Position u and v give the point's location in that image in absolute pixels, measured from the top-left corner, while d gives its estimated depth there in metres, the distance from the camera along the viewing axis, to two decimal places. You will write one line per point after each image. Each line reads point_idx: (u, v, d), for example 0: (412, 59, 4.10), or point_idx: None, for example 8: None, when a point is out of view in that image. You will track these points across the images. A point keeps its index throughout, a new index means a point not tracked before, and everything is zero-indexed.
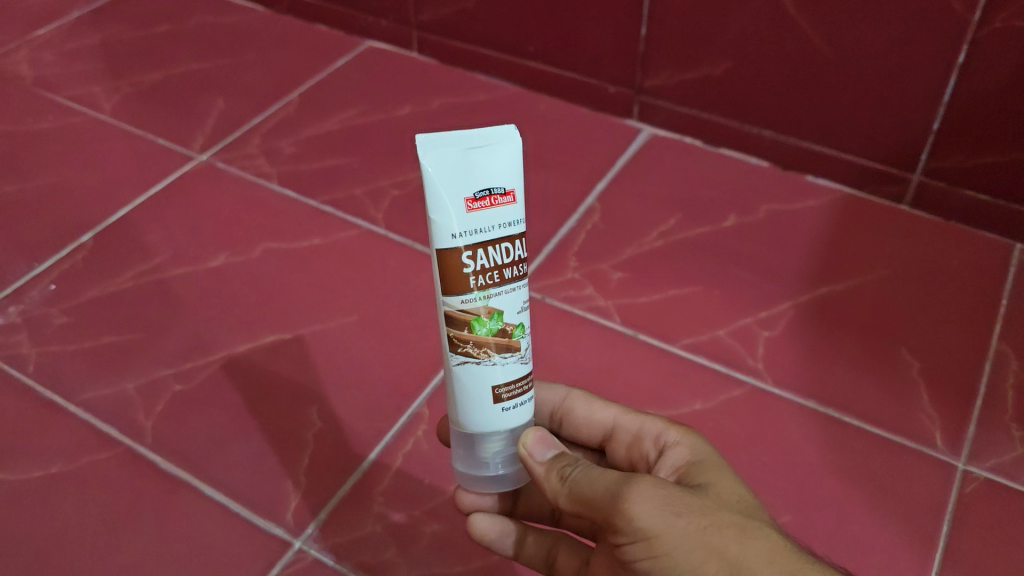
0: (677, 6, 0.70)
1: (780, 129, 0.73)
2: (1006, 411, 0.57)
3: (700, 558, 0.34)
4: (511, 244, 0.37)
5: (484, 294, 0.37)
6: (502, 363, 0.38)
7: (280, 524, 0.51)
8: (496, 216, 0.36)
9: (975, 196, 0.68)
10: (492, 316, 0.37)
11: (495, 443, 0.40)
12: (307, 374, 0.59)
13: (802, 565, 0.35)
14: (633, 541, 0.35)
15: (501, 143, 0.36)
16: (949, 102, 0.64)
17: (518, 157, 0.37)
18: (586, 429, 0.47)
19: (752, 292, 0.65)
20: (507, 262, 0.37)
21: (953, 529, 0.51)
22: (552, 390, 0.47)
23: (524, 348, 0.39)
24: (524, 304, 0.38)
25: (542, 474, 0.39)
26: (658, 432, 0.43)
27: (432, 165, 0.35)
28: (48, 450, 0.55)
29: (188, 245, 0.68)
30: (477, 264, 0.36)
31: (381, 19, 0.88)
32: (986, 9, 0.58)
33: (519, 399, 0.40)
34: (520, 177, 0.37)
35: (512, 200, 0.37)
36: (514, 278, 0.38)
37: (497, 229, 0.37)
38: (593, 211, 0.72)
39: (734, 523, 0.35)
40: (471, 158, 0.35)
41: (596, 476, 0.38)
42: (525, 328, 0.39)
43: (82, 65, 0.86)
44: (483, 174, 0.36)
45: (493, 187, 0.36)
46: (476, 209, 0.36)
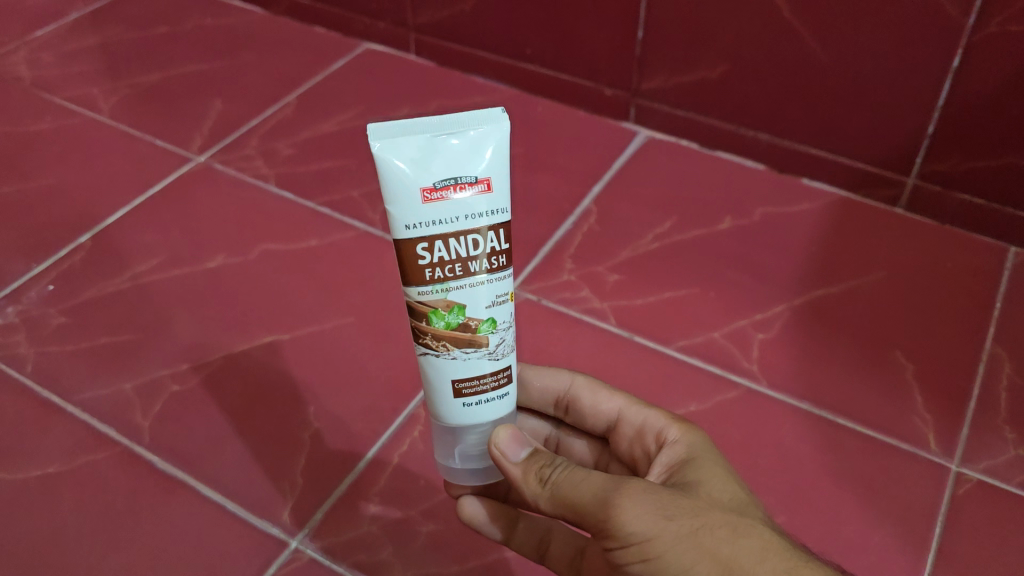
0: (674, 9, 0.70)
1: (776, 132, 0.73)
2: (998, 413, 0.58)
3: (692, 561, 0.33)
4: (480, 236, 0.35)
5: (442, 288, 0.35)
6: (464, 358, 0.37)
7: (278, 523, 0.51)
8: (462, 206, 0.34)
9: (968, 199, 0.69)
10: (451, 310, 0.36)
11: (459, 438, 0.39)
12: (305, 374, 0.59)
13: (799, 562, 0.33)
14: (624, 545, 0.34)
15: (473, 129, 0.34)
16: (944, 106, 0.64)
17: (496, 145, 0.35)
18: (591, 417, 0.47)
19: (747, 294, 0.65)
20: (474, 255, 0.35)
21: (946, 530, 0.52)
22: (558, 378, 0.48)
23: (492, 345, 0.37)
24: (497, 300, 0.36)
25: (519, 477, 0.38)
26: (659, 428, 0.43)
27: (386, 154, 0.34)
28: (46, 449, 0.54)
29: (186, 246, 0.68)
30: (433, 256, 0.35)
31: (378, 21, 0.88)
32: (981, 14, 0.59)
33: (484, 395, 0.38)
34: (498, 165, 0.35)
35: (486, 189, 0.35)
36: (480, 272, 0.36)
37: (462, 220, 0.35)
38: (589, 213, 0.72)
39: (726, 523, 0.34)
40: (433, 145, 0.34)
41: (577, 479, 0.36)
42: (495, 324, 0.37)
43: (79, 66, 0.86)
44: (445, 163, 0.34)
45: (460, 176, 0.34)
46: (435, 199, 0.34)
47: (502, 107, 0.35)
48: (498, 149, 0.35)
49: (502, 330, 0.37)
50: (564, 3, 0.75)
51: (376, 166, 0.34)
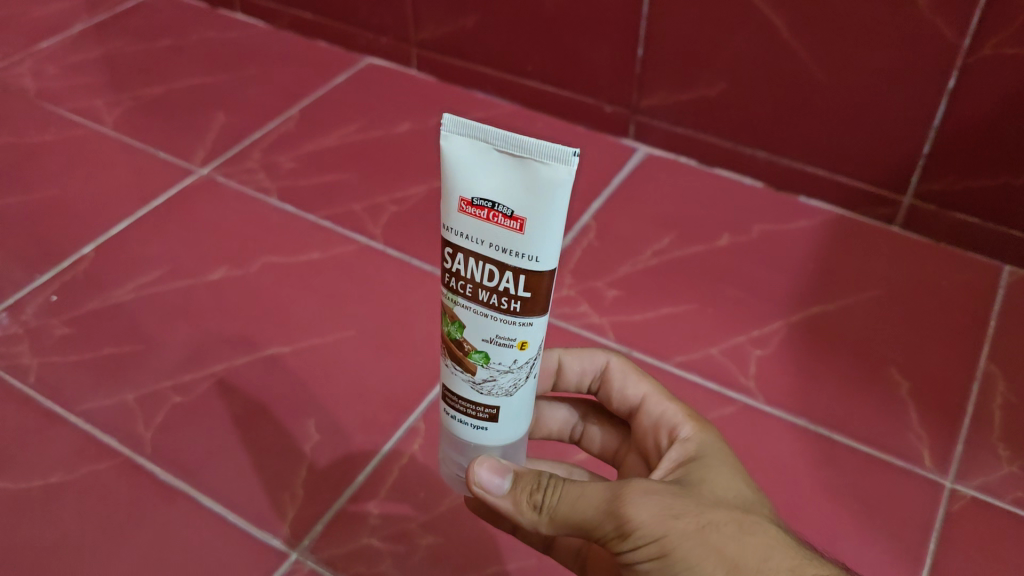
0: (674, 28, 0.71)
1: (775, 150, 0.74)
2: (993, 431, 0.58)
3: (701, 557, 0.34)
4: (499, 270, 0.34)
5: (452, 299, 0.36)
6: (453, 371, 0.38)
7: (278, 535, 0.52)
8: (490, 234, 0.33)
9: (964, 218, 0.69)
10: (454, 322, 0.36)
11: (450, 444, 0.41)
12: (308, 386, 0.60)
13: (803, 558, 0.35)
14: (635, 546, 0.35)
15: (529, 161, 0.31)
16: (939, 127, 0.65)
17: (547, 190, 0.31)
18: (618, 401, 0.48)
19: (745, 310, 0.66)
20: (487, 285, 0.34)
21: (941, 545, 0.52)
22: (592, 359, 0.49)
23: (478, 377, 0.37)
24: (493, 339, 0.36)
25: (511, 507, 0.38)
26: (675, 423, 0.44)
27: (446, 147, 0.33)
28: (48, 459, 0.55)
29: (189, 258, 0.69)
30: (453, 265, 0.35)
31: (381, 36, 0.89)
32: (975, 36, 0.60)
33: (465, 417, 0.39)
34: (539, 210, 0.32)
35: (517, 229, 0.32)
36: (490, 303, 0.35)
37: (487, 247, 0.33)
38: (588, 229, 0.73)
39: (731, 521, 0.35)
40: (484, 162, 0.32)
41: (573, 497, 0.37)
42: (486, 359, 0.36)
43: (84, 79, 0.87)
44: (491, 185, 0.32)
45: (499, 204, 0.32)
46: (468, 213, 0.33)
47: (580, 149, 0.31)
48: (550, 193, 0.32)
49: (494, 369, 0.37)
50: (565, 21, 0.76)
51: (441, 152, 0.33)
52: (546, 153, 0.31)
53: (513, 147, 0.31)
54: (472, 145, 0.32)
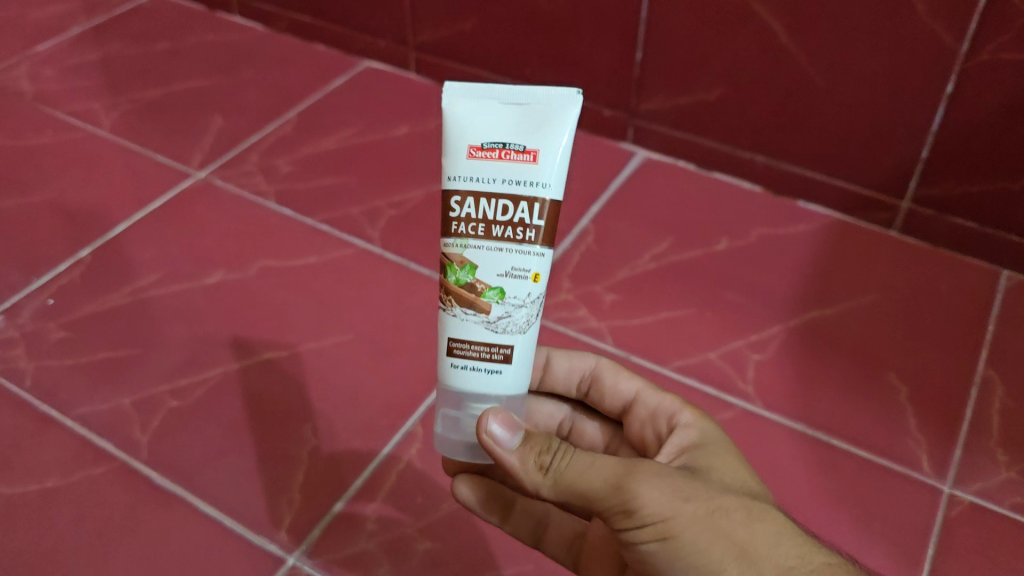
0: (672, 31, 0.71)
1: (773, 153, 0.74)
2: (991, 436, 0.58)
3: (710, 541, 0.35)
4: (513, 204, 0.37)
5: (461, 243, 0.38)
6: (463, 319, 0.39)
7: (275, 540, 0.51)
8: (503, 171, 0.37)
9: (961, 223, 0.69)
10: (463, 267, 0.38)
11: (450, 402, 0.40)
12: (306, 390, 0.60)
13: (810, 546, 0.35)
14: (641, 526, 0.35)
15: (536, 106, 0.38)
16: (938, 131, 0.65)
17: (558, 124, 0.38)
18: (609, 399, 0.49)
19: (743, 315, 0.66)
20: (501, 220, 0.38)
21: (939, 551, 0.52)
22: (581, 358, 0.49)
23: (493, 316, 0.39)
24: (509, 272, 0.38)
25: (517, 465, 0.38)
26: (673, 411, 0.45)
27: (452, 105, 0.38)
28: (44, 464, 0.55)
29: (187, 262, 0.69)
30: (462, 211, 0.38)
31: (380, 40, 0.89)
32: (973, 41, 0.60)
33: (473, 363, 0.39)
34: (550, 141, 0.37)
35: (531, 160, 0.37)
36: (505, 239, 0.38)
37: (500, 184, 0.37)
38: (587, 232, 0.73)
39: (740, 507, 0.36)
40: (497, 110, 0.38)
41: (582, 466, 0.37)
42: (501, 295, 0.38)
43: (82, 81, 0.87)
44: (503, 128, 0.37)
45: (510, 143, 0.37)
46: (478, 157, 0.37)
47: (580, 91, 0.38)
48: (560, 126, 0.38)
49: (510, 305, 0.38)
50: (564, 25, 0.76)
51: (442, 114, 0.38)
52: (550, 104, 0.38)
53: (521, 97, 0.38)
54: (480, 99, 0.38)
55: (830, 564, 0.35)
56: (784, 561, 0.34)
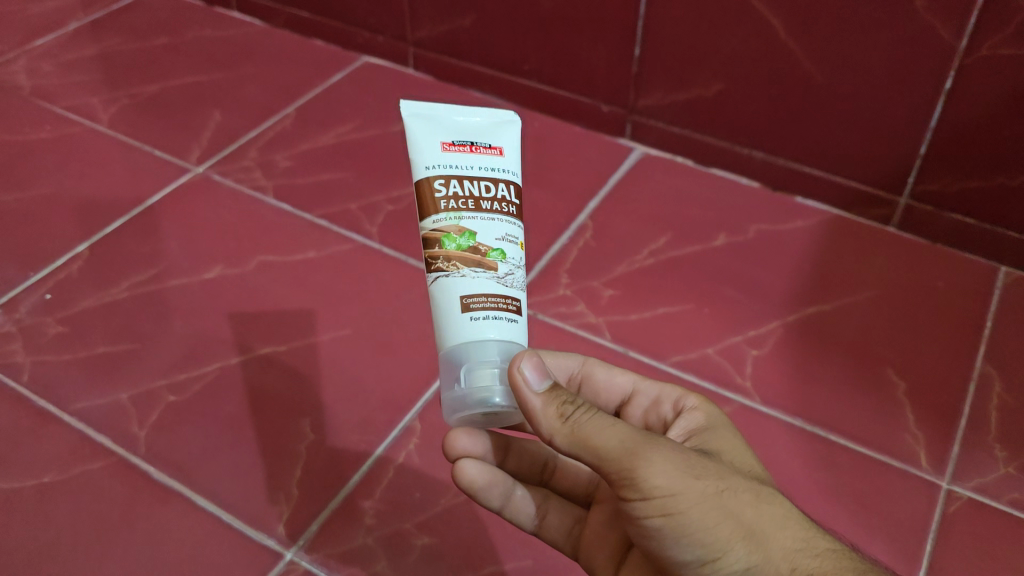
0: (670, 27, 0.71)
1: (771, 149, 0.74)
2: (989, 432, 0.58)
3: (717, 521, 0.35)
4: (492, 183, 0.43)
5: (455, 215, 0.41)
6: (473, 277, 0.40)
7: (273, 535, 0.52)
8: (476, 160, 0.43)
9: (959, 219, 0.69)
10: (463, 234, 0.41)
11: (469, 356, 0.39)
12: (304, 386, 0.60)
13: (815, 533, 0.36)
14: (646, 498, 0.35)
15: (489, 116, 0.45)
16: (936, 127, 0.65)
17: (507, 131, 0.45)
18: (603, 396, 0.49)
19: (741, 310, 0.66)
20: (486, 196, 0.42)
21: (937, 546, 0.52)
22: (569, 358, 0.49)
23: (501, 272, 0.41)
24: (505, 236, 0.42)
25: (539, 410, 0.38)
26: (676, 398, 0.46)
27: (415, 116, 0.44)
28: (41, 459, 0.54)
29: (184, 257, 0.69)
30: (448, 190, 0.42)
31: (378, 35, 0.89)
32: (972, 37, 0.60)
33: (491, 313, 0.40)
34: (507, 142, 0.45)
35: (498, 154, 0.44)
36: (492, 210, 0.42)
37: (478, 169, 0.43)
38: (585, 228, 0.73)
39: (749, 490, 0.36)
40: (455, 119, 0.44)
41: (600, 426, 0.37)
42: (503, 255, 0.41)
43: (80, 76, 0.87)
44: (467, 132, 0.44)
45: (477, 141, 0.44)
46: (452, 150, 0.43)
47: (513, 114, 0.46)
48: (508, 133, 0.45)
49: (510, 265, 0.42)
50: (563, 21, 0.76)
51: (406, 126, 0.44)
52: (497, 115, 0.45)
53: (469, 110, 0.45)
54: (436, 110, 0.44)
55: (833, 549, 0.36)
56: (787, 545, 0.35)
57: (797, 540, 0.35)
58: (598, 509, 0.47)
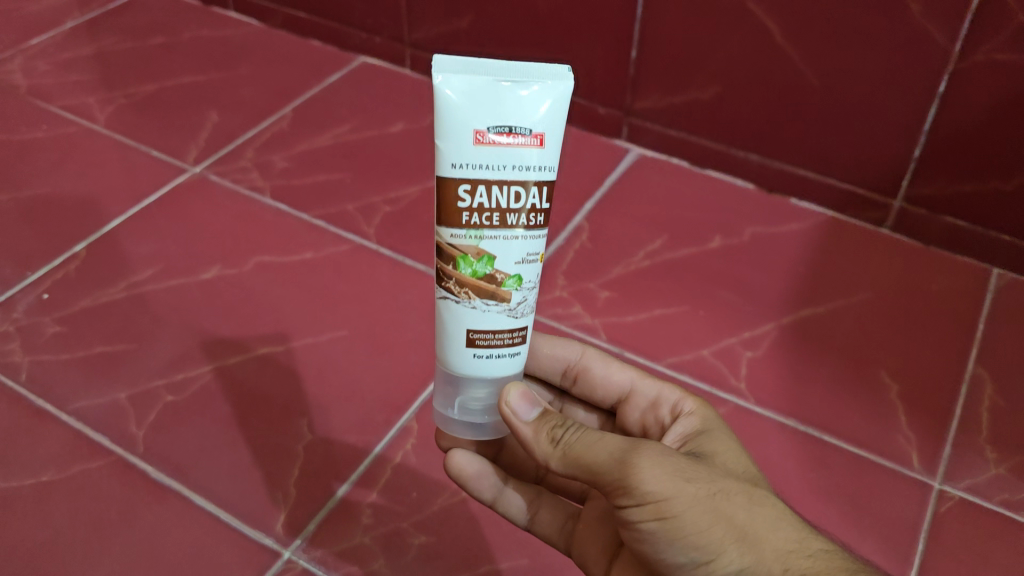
0: (667, 30, 0.71)
1: (767, 152, 0.75)
2: (980, 433, 0.59)
3: (710, 522, 0.35)
4: (523, 189, 0.37)
5: (475, 235, 0.38)
6: (483, 309, 0.40)
7: (271, 534, 0.52)
8: (511, 156, 0.37)
9: (952, 222, 0.70)
10: (480, 259, 0.38)
11: (465, 388, 0.42)
12: (301, 386, 0.60)
13: (808, 533, 0.37)
14: (640, 504, 0.36)
15: (535, 82, 0.36)
16: (930, 130, 0.66)
17: (557, 101, 0.37)
18: (602, 391, 0.50)
19: (736, 312, 0.67)
20: (514, 208, 0.38)
21: (929, 546, 0.53)
22: (569, 347, 0.50)
23: (513, 303, 0.40)
24: (526, 258, 0.39)
25: (531, 436, 0.40)
26: (675, 400, 0.47)
27: (448, 87, 0.36)
28: (39, 458, 0.55)
29: (181, 257, 0.69)
30: (473, 201, 0.37)
31: (375, 36, 0.89)
32: (966, 42, 0.60)
33: (495, 350, 0.41)
34: (553, 122, 0.37)
35: (538, 144, 0.37)
36: (517, 226, 0.38)
37: (509, 170, 0.37)
38: (581, 229, 0.73)
39: (742, 492, 0.37)
40: (495, 87, 0.36)
41: (590, 442, 0.38)
42: (520, 282, 0.39)
43: (77, 75, 0.87)
44: (506, 109, 0.36)
45: (515, 126, 0.36)
46: (486, 144, 0.36)
47: (571, 66, 0.37)
48: (557, 104, 0.37)
49: (525, 290, 0.40)
50: (560, 23, 0.76)
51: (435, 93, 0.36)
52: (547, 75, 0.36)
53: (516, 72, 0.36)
54: (474, 78, 0.36)
55: (828, 550, 0.36)
56: (782, 544, 0.36)
57: (790, 539, 0.36)
58: (593, 503, 0.48)
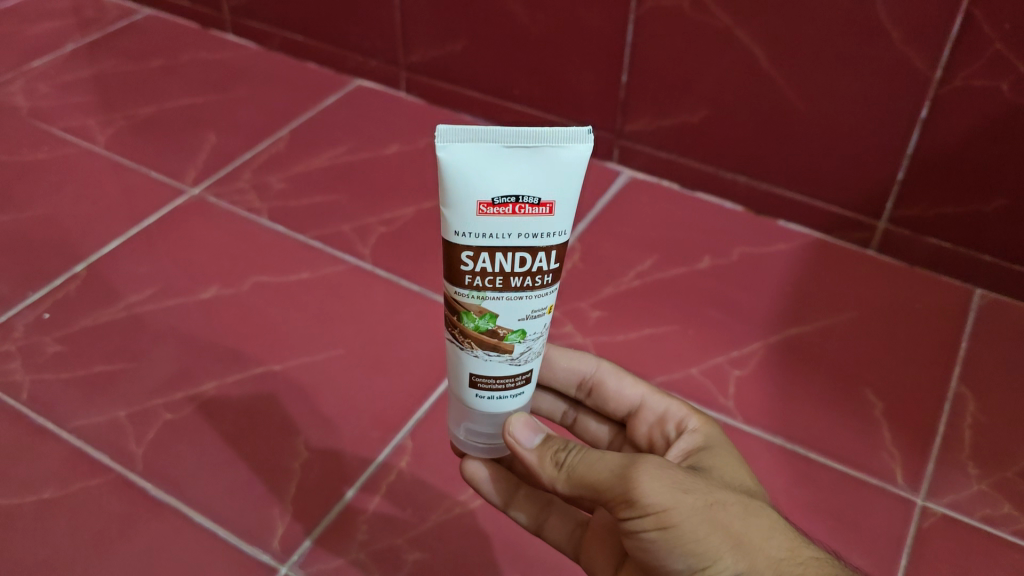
0: (657, 55, 0.73)
1: (755, 174, 0.76)
2: (962, 449, 0.60)
3: (707, 531, 0.36)
4: (530, 255, 0.37)
5: (478, 296, 0.38)
6: (485, 359, 0.40)
7: (268, 550, 0.53)
8: (518, 226, 0.36)
9: (936, 243, 0.72)
10: (483, 316, 0.39)
11: (471, 421, 0.43)
12: (298, 405, 0.61)
13: (800, 542, 0.38)
14: (642, 515, 0.37)
15: (548, 149, 0.35)
16: (913, 154, 0.67)
17: (569, 168, 0.35)
18: (614, 403, 0.51)
19: (724, 331, 0.68)
20: (518, 271, 0.37)
21: (912, 560, 0.54)
22: (585, 360, 0.51)
23: (516, 353, 0.40)
24: (530, 314, 0.39)
25: (535, 462, 0.42)
26: (681, 417, 0.48)
27: (452, 159, 0.35)
28: (40, 475, 0.56)
29: (180, 277, 0.70)
30: (476, 266, 0.37)
31: (371, 60, 0.91)
32: (946, 69, 0.62)
33: (497, 392, 0.42)
34: (565, 189, 0.36)
35: (548, 212, 0.36)
36: (521, 287, 0.38)
37: (516, 238, 0.36)
38: (573, 250, 0.75)
39: (737, 502, 0.38)
40: (503, 158, 0.35)
41: (592, 461, 0.40)
42: (523, 336, 0.40)
43: (77, 98, 0.88)
44: (514, 181, 0.35)
45: (523, 196, 0.35)
46: (490, 215, 0.36)
47: (591, 128, 0.35)
48: (570, 172, 0.35)
49: (529, 341, 0.40)
50: (552, 48, 0.78)
51: (440, 165, 0.35)
52: (561, 138, 0.35)
53: (528, 141, 0.35)
54: (481, 148, 0.35)
55: (817, 557, 0.38)
56: (776, 552, 0.37)
57: (784, 548, 0.37)
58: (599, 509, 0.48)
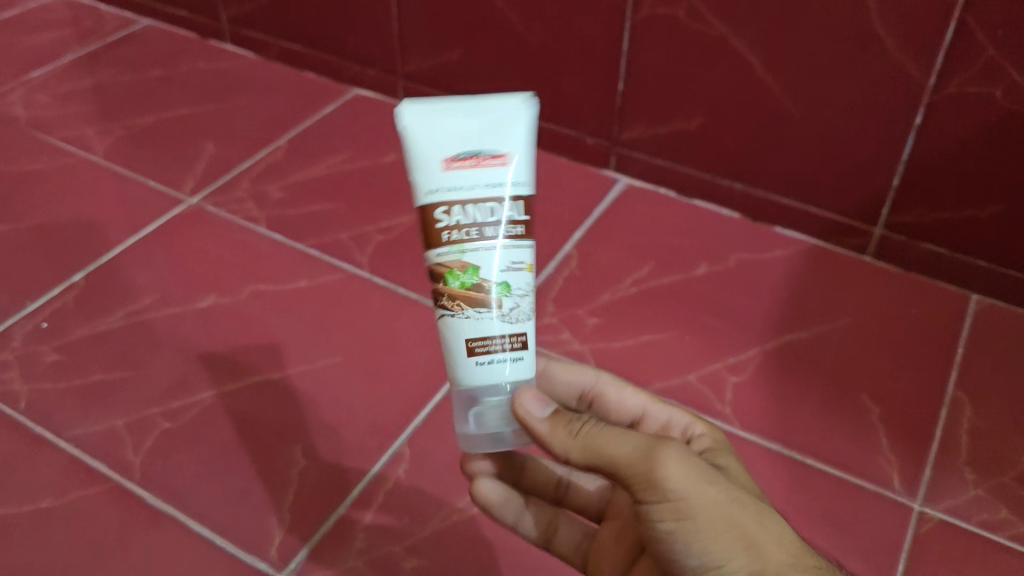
0: (653, 63, 0.73)
1: (751, 181, 0.76)
2: (959, 454, 0.60)
3: (726, 523, 0.36)
4: (496, 203, 0.39)
5: (458, 249, 0.38)
6: (477, 317, 0.39)
7: (265, 558, 0.53)
8: (481, 178, 0.39)
9: (932, 249, 0.72)
10: (466, 270, 0.38)
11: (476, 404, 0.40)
12: (295, 413, 0.61)
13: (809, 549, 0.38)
14: (665, 497, 0.37)
15: (498, 112, 0.40)
16: (908, 160, 0.68)
17: (520, 127, 0.40)
18: (614, 415, 0.50)
19: (720, 337, 0.68)
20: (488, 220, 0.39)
21: (909, 566, 0.54)
22: (585, 375, 0.50)
23: (506, 307, 0.39)
24: (510, 266, 0.39)
25: (546, 432, 0.39)
26: (685, 425, 0.48)
27: (411, 124, 0.40)
28: (38, 484, 0.56)
29: (177, 286, 0.70)
30: (450, 220, 0.38)
31: (368, 68, 0.91)
32: (940, 76, 0.62)
33: (496, 354, 0.39)
34: (517, 141, 0.40)
35: (505, 163, 0.39)
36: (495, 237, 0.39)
37: (481, 188, 0.39)
38: (570, 258, 0.75)
39: (755, 500, 0.38)
40: (455, 118, 0.40)
41: (613, 435, 0.39)
42: (508, 288, 0.39)
43: (76, 108, 0.88)
44: (467, 137, 0.39)
45: (479, 148, 0.39)
46: (454, 168, 0.39)
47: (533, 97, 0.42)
48: (519, 128, 0.40)
49: (516, 296, 0.39)
50: (549, 56, 0.78)
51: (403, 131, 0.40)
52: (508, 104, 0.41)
53: (480, 109, 0.40)
54: (438, 113, 0.40)
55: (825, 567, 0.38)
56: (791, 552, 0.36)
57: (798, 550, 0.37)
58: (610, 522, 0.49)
